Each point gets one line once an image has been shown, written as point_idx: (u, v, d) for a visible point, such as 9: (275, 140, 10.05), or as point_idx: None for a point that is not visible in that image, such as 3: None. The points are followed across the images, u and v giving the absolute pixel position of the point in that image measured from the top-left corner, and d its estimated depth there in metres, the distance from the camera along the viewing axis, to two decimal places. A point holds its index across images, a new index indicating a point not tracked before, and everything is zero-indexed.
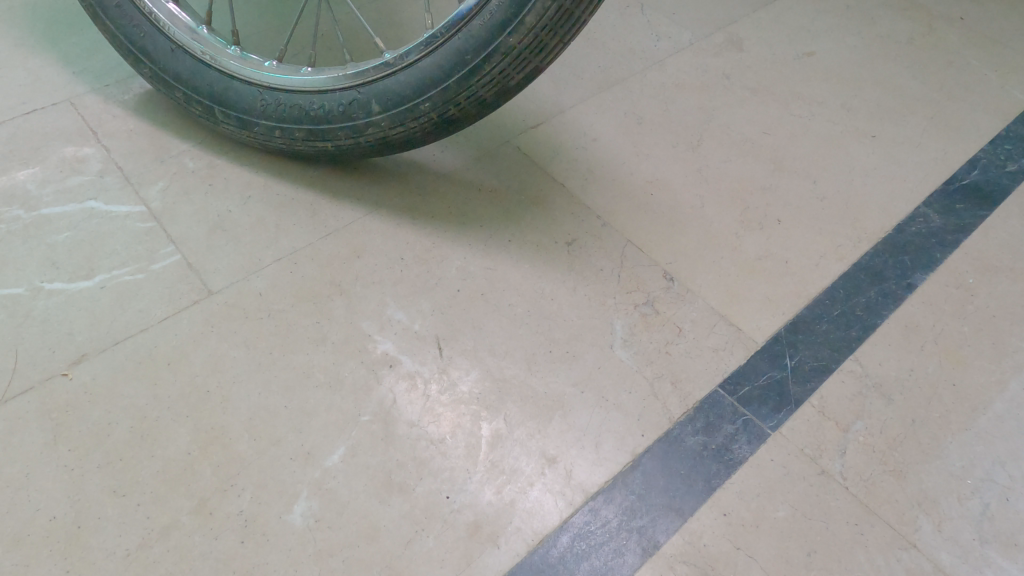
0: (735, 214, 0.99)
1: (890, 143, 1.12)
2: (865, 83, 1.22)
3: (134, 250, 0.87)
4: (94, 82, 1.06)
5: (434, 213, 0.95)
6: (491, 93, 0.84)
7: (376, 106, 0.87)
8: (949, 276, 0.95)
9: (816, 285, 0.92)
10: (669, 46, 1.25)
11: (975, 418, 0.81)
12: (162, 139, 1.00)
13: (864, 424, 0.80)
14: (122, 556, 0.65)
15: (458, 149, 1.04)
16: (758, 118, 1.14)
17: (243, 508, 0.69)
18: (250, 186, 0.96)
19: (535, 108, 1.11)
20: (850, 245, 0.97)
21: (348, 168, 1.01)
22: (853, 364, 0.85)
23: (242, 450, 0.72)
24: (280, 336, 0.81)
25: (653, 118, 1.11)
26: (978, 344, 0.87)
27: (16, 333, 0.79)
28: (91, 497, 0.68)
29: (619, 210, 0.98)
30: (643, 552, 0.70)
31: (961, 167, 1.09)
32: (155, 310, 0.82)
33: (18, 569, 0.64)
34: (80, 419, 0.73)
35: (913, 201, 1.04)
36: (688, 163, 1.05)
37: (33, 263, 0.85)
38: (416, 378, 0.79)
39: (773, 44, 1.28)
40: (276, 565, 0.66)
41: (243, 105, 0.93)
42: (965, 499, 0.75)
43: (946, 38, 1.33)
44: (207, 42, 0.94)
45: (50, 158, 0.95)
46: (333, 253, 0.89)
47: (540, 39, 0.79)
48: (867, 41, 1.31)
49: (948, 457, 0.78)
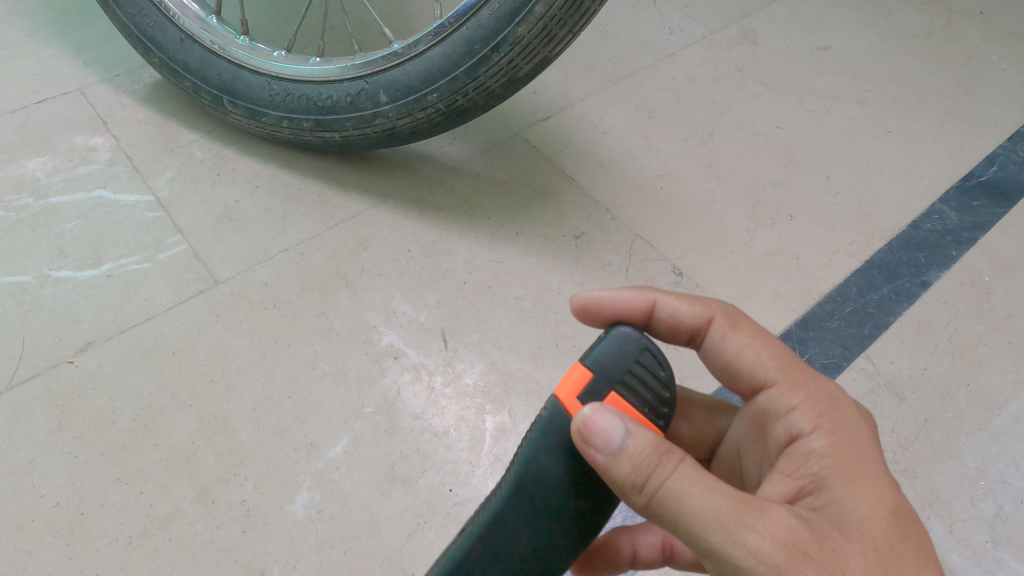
0: (746, 209, 0.98)
1: (906, 139, 1.10)
2: (882, 77, 1.20)
3: (142, 239, 0.87)
4: (104, 72, 1.06)
5: (441, 204, 0.95)
6: (499, 84, 0.83)
7: (384, 96, 0.87)
8: (964, 274, 0.93)
9: (827, 282, 0.91)
10: (682, 39, 1.23)
11: (989, 419, 0.79)
12: (171, 129, 1.00)
13: (875, 423, 0.78)
14: (125, 544, 0.65)
15: (466, 141, 1.03)
16: (770, 112, 1.12)
17: (245, 497, 0.69)
18: (257, 176, 0.96)
19: (545, 101, 1.10)
20: (863, 242, 0.96)
21: (356, 158, 1.00)
22: (865, 362, 0.84)
23: (245, 440, 0.72)
24: (285, 326, 0.81)
25: (664, 111, 1.10)
26: (994, 343, 0.86)
27: (22, 320, 0.79)
28: (94, 484, 0.68)
29: (628, 204, 0.97)
30: None
31: (978, 164, 1.07)
32: (161, 299, 0.82)
33: (22, 555, 0.64)
34: (84, 407, 0.73)
35: (928, 197, 1.02)
36: (699, 157, 1.04)
37: (41, 251, 0.85)
38: (421, 370, 0.79)
39: (788, 38, 1.26)
40: (277, 555, 0.66)
41: (251, 94, 0.93)
42: (978, 500, 0.74)
43: (965, 32, 1.30)
44: (216, 32, 0.94)
45: (60, 147, 0.96)
46: (339, 244, 0.89)
47: (549, 29, 0.78)
48: (883, 36, 1.29)
49: (960, 458, 0.76)
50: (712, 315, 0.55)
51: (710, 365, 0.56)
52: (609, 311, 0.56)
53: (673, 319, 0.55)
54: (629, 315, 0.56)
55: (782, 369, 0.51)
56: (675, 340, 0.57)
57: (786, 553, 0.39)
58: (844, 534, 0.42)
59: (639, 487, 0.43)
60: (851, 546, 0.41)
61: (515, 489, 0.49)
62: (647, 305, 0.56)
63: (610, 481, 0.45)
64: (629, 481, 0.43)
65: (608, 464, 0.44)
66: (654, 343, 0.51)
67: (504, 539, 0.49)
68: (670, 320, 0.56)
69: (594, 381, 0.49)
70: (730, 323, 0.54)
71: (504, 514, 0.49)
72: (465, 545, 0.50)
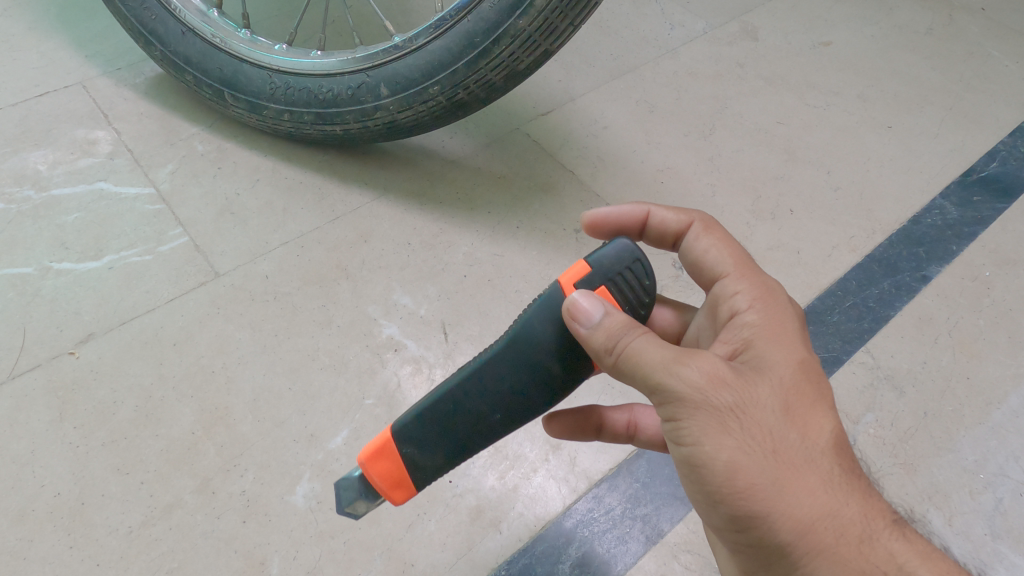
0: (747, 204, 0.98)
1: (907, 135, 1.10)
2: (883, 73, 1.20)
3: (143, 231, 0.87)
4: (106, 66, 1.06)
5: (441, 198, 0.95)
6: (500, 77, 0.83)
7: (385, 89, 0.87)
8: (965, 269, 0.93)
9: (827, 276, 0.91)
10: (683, 35, 1.23)
11: (989, 412, 0.80)
12: (172, 123, 1.00)
13: (874, 416, 0.78)
14: (126, 534, 0.65)
15: (467, 135, 1.03)
16: (771, 107, 1.12)
17: (245, 488, 0.69)
18: (258, 169, 0.96)
19: (546, 96, 1.10)
20: (863, 236, 0.96)
21: (357, 152, 1.00)
22: (865, 356, 0.84)
23: (245, 431, 0.72)
24: (286, 318, 0.81)
25: (665, 106, 1.10)
26: (994, 337, 0.86)
27: (24, 311, 0.79)
28: (94, 474, 0.68)
29: (629, 197, 0.97)
30: (647, 540, 0.70)
31: (979, 159, 1.07)
32: (163, 291, 0.82)
33: (23, 544, 0.64)
34: (85, 397, 0.73)
35: (929, 192, 1.02)
36: (700, 152, 1.04)
37: (42, 243, 0.85)
38: (421, 362, 0.79)
39: (789, 33, 1.26)
40: (278, 545, 0.66)
41: (253, 88, 0.93)
42: (977, 493, 0.74)
43: (967, 28, 1.30)
44: (217, 25, 0.94)
45: (61, 140, 0.96)
46: (339, 237, 0.89)
47: (550, 22, 0.77)
48: (885, 32, 1.29)
49: (960, 451, 0.76)
50: (695, 222, 0.58)
51: (688, 269, 0.59)
52: (608, 222, 0.61)
53: (661, 227, 0.60)
54: (626, 225, 0.62)
55: (738, 264, 0.55)
56: (664, 248, 0.62)
57: (711, 382, 0.43)
58: (762, 373, 0.46)
59: (609, 349, 0.46)
60: (766, 381, 0.45)
61: (510, 343, 0.50)
62: (641, 217, 0.61)
63: (589, 350, 0.48)
64: (599, 343, 0.46)
65: (590, 337, 0.47)
66: (647, 258, 0.51)
67: (491, 387, 0.50)
68: (657, 228, 0.60)
69: (590, 278, 0.50)
70: (707, 227, 0.58)
71: (494, 362, 0.50)
72: (452, 387, 0.51)
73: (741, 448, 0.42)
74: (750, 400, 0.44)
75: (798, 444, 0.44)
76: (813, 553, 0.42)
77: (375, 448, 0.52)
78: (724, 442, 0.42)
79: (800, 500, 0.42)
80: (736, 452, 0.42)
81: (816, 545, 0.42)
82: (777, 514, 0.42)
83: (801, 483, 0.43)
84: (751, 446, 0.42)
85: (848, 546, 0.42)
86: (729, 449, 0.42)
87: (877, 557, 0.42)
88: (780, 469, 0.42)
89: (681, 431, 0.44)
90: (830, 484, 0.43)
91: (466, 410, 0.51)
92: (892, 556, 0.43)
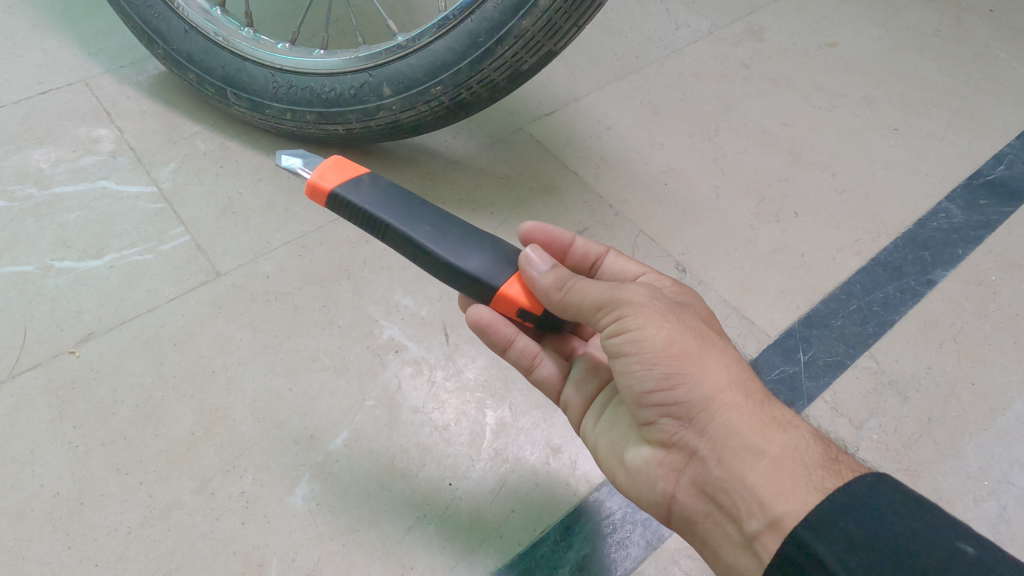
0: (751, 206, 0.97)
1: (914, 136, 1.09)
2: (889, 74, 1.19)
3: (145, 230, 0.87)
4: (109, 63, 1.06)
5: (444, 198, 0.94)
6: (502, 77, 0.83)
7: (388, 89, 0.86)
8: (971, 273, 0.92)
9: (832, 280, 0.90)
10: (688, 35, 1.22)
11: (994, 418, 0.79)
12: (175, 121, 1.00)
13: (877, 422, 0.78)
14: (124, 534, 0.65)
15: (470, 135, 1.03)
16: (777, 109, 1.11)
17: (244, 489, 0.69)
18: (260, 169, 0.96)
19: (549, 96, 1.10)
20: (868, 240, 0.95)
21: (359, 151, 1.00)
22: (869, 361, 0.83)
23: (245, 432, 0.72)
24: (286, 319, 0.81)
25: (669, 107, 1.09)
26: (999, 342, 0.85)
27: (25, 309, 0.79)
28: (94, 474, 0.68)
29: (633, 199, 0.97)
30: (647, 544, 0.70)
31: (986, 163, 1.06)
32: (163, 290, 0.82)
33: (21, 544, 0.64)
34: (86, 397, 0.73)
35: (936, 196, 1.01)
36: (704, 154, 1.03)
37: (44, 241, 0.85)
38: (422, 364, 0.79)
39: (795, 34, 1.26)
40: (276, 547, 0.66)
41: (255, 87, 0.93)
42: (981, 500, 0.73)
43: (975, 30, 1.29)
44: (220, 23, 0.93)
45: (64, 137, 0.96)
46: (342, 237, 0.89)
47: (553, 22, 0.77)
48: (892, 33, 1.28)
49: (964, 457, 0.76)
50: (611, 251, 0.72)
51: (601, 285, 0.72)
52: (546, 236, 0.71)
53: (585, 248, 0.71)
54: (557, 240, 0.72)
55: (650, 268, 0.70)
56: (579, 269, 0.72)
57: (651, 293, 0.53)
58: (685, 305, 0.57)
59: (559, 289, 0.56)
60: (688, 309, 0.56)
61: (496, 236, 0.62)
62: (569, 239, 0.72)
63: (538, 291, 0.58)
64: (549, 283, 0.57)
65: (540, 279, 0.57)
66: None
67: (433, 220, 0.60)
68: (581, 248, 0.71)
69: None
70: (620, 254, 0.72)
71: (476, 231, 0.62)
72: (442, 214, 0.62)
73: (674, 327, 0.51)
74: (679, 310, 0.54)
75: (715, 336, 0.53)
76: (728, 407, 0.48)
77: (325, 176, 0.59)
78: (662, 324, 0.51)
79: (720, 368, 0.50)
80: (672, 332, 0.50)
81: (730, 402, 0.49)
82: (700, 374, 0.49)
83: (717, 357, 0.51)
84: (681, 328, 0.51)
85: (754, 405, 0.49)
86: (662, 326, 0.51)
87: (776, 416, 0.49)
88: (703, 346, 0.51)
89: (624, 324, 0.51)
90: (741, 364, 0.52)
91: (409, 212, 0.60)
92: (787, 418, 0.50)
